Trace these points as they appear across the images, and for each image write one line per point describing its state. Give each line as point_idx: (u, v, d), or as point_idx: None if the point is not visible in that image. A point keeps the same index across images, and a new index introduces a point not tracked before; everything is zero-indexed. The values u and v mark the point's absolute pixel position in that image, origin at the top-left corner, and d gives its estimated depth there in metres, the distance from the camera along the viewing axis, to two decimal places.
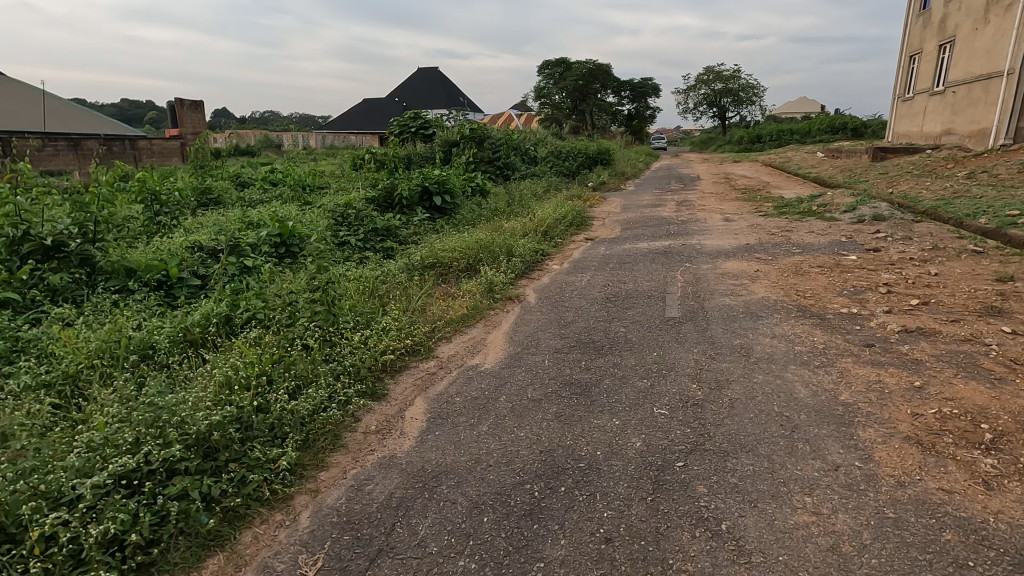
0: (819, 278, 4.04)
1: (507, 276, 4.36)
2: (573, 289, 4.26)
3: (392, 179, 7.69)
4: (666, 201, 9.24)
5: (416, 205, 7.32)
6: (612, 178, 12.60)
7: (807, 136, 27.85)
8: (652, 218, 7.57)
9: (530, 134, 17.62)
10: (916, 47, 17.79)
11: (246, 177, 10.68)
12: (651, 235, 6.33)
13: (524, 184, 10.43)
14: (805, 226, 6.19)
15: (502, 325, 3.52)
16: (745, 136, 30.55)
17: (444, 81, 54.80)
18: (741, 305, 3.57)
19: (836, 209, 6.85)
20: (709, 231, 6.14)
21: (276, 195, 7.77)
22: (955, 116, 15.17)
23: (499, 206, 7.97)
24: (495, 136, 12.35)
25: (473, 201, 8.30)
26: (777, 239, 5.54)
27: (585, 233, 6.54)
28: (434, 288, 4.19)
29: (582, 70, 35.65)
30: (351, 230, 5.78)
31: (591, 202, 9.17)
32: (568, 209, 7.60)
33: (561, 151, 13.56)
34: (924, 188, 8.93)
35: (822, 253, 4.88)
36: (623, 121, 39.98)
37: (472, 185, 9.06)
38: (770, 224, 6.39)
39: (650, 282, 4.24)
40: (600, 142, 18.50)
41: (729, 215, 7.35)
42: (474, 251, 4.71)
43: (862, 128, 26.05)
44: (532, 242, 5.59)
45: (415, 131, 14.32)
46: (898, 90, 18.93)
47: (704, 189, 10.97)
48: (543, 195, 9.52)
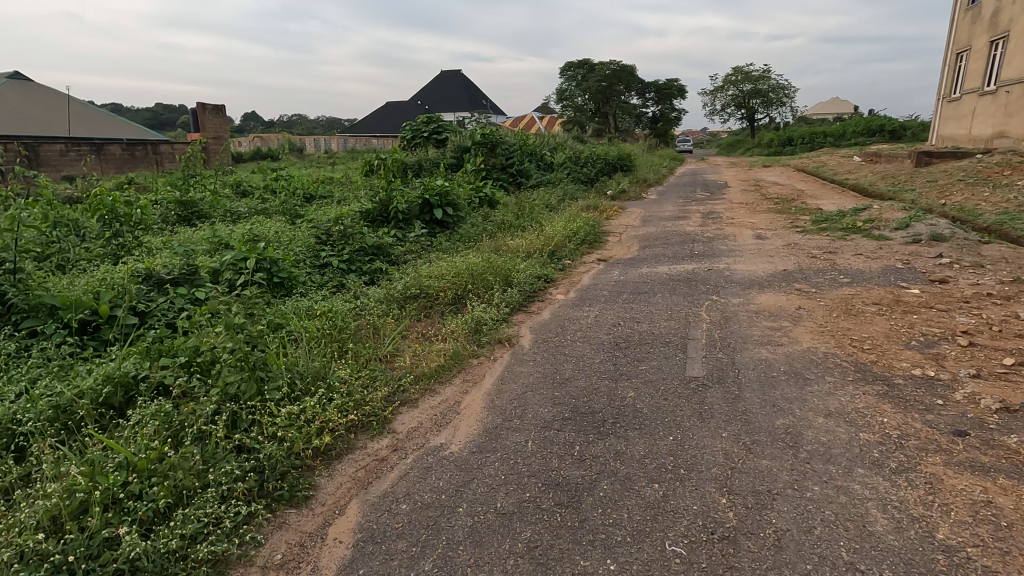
0: (878, 321, 3.31)
1: (499, 312, 3.73)
2: (577, 327, 3.61)
3: (391, 189, 7.14)
4: (691, 213, 8.50)
5: (415, 218, 6.75)
6: (633, 185, 11.88)
7: (842, 139, 26.61)
8: (675, 233, 6.86)
9: (548, 138, 16.99)
10: (965, 44, 16.63)
11: (247, 185, 10.26)
12: (673, 254, 5.64)
13: (537, 193, 9.81)
14: (850, 246, 5.43)
15: (484, 381, 2.89)
16: (775, 138, 29.37)
17: (466, 84, 54.47)
18: (782, 360, 2.86)
19: (884, 225, 6.06)
20: (738, 251, 5.42)
21: (269, 207, 7.30)
22: (1009, 118, 14.04)
23: (506, 220, 7.35)
24: (509, 141, 11.74)
25: (480, 213, 7.69)
26: (819, 264, 4.80)
27: (598, 252, 5.89)
28: (410, 328, 3.59)
29: (606, 72, 34.87)
30: (336, 250, 5.23)
31: (609, 213, 8.50)
32: (582, 224, 6.96)
33: (579, 156, 12.89)
34: (982, 200, 8.02)
35: (875, 284, 4.13)
36: (647, 124, 39.06)
37: (480, 195, 8.47)
38: (809, 244, 5.64)
39: (669, 320, 3.55)
40: (621, 146, 17.75)
41: (760, 231, 6.60)
42: (465, 280, 4.09)
43: (901, 131, 24.73)
44: (535, 265, 4.96)
45: (427, 136, 13.81)
46: (944, 91, 17.76)
47: (733, 198, 10.18)
48: (557, 206, 8.90)
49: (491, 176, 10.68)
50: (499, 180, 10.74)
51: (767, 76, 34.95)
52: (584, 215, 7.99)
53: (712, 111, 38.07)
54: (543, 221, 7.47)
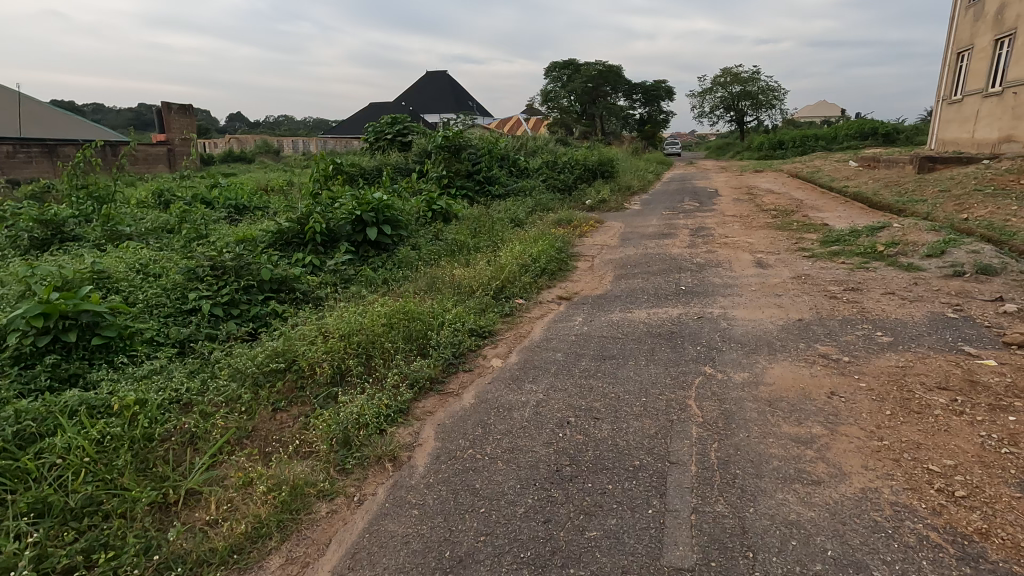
0: (960, 429, 2.16)
1: (393, 403, 2.54)
2: (506, 426, 2.43)
3: (317, 201, 5.93)
4: (678, 229, 7.39)
5: (343, 240, 5.54)
6: (615, 194, 10.73)
7: (834, 142, 25.79)
8: (657, 257, 5.70)
9: (527, 141, 15.85)
10: (966, 43, 15.72)
11: (173, 194, 8.95)
12: (653, 289, 4.48)
13: (504, 205, 8.64)
14: (874, 281, 4.30)
15: (320, 560, 1.71)
16: (766, 141, 28.40)
17: (450, 85, 53.14)
18: (824, 523, 1.70)
19: (912, 251, 4.95)
20: (736, 287, 4.27)
21: (168, 221, 6.00)
22: (1016, 122, 13.15)
23: (457, 238, 6.19)
24: (477, 144, 10.55)
25: (429, 230, 6.50)
26: (842, 309, 3.65)
27: (562, 284, 4.72)
28: (256, 427, 2.43)
29: (592, 72, 33.89)
30: (211, 285, 3.96)
31: (583, 229, 7.34)
32: (544, 244, 5.80)
33: (557, 161, 11.76)
34: (1010, 215, 7.00)
35: (928, 347, 2.99)
36: (635, 126, 38.11)
37: (433, 206, 7.27)
38: (823, 276, 4.51)
39: (640, 419, 2.38)
40: (605, 150, 16.65)
41: (760, 255, 5.47)
42: (357, 344, 2.90)
43: (895, 135, 23.96)
44: (471, 309, 3.79)
45: (391, 138, 12.57)
46: (944, 92, 16.84)
47: (725, 209, 9.09)
48: (524, 219, 7.76)
49: (454, 186, 9.49)
50: (463, 189, 9.53)
51: (757, 78, 34.09)
52: (553, 232, 6.84)
53: (701, 113, 37.13)
54: (502, 240, 6.32)
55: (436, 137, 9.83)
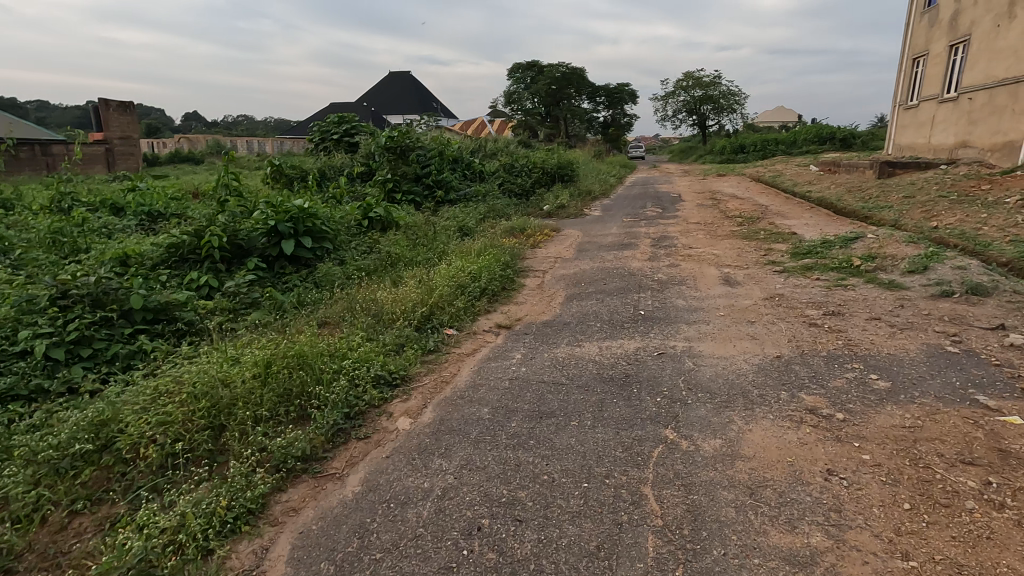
0: (1007, 535, 1.58)
1: (239, 503, 1.82)
2: (392, 536, 1.74)
3: (227, 206, 5.12)
4: (640, 238, 6.84)
5: (253, 254, 4.75)
6: (574, 200, 10.16)
7: (793, 147, 26.06)
8: (614, 271, 5.11)
9: (486, 143, 15.19)
10: (922, 50, 15.83)
11: (78, 198, 7.91)
12: (608, 314, 3.86)
13: (453, 212, 7.96)
14: (856, 303, 3.79)
15: None
16: (728, 145, 28.48)
17: (413, 85, 52.08)
18: None
19: (891, 266, 4.49)
20: (702, 313, 3.69)
21: (44, 232, 5.06)
22: (971, 127, 13.20)
23: (393, 251, 5.47)
24: (428, 145, 9.83)
25: (362, 242, 5.75)
26: (825, 341, 3.10)
27: (503, 308, 4.06)
28: (25, 551, 1.68)
29: (555, 74, 33.50)
30: (52, 320, 3.12)
31: (536, 240, 6.72)
32: (489, 257, 5.14)
33: (514, 164, 11.14)
34: (980, 223, 6.71)
35: (935, 395, 2.44)
36: (599, 129, 37.96)
37: (371, 212, 6.52)
38: (798, 298, 3.97)
39: (577, 522, 1.73)
40: (568, 153, 16.15)
41: (727, 271, 4.93)
42: (209, 411, 2.17)
43: (851, 140, 24.32)
44: (385, 347, 3.08)
45: (338, 138, 11.71)
46: (900, 98, 16.97)
47: (689, 216, 8.63)
48: (475, 227, 7.10)
49: (400, 190, 8.75)
50: (410, 193, 8.80)
51: (718, 82, 34.30)
52: (503, 243, 6.18)
53: (664, 117, 37.20)
54: (444, 251, 5.63)
55: (381, 138, 9.09)
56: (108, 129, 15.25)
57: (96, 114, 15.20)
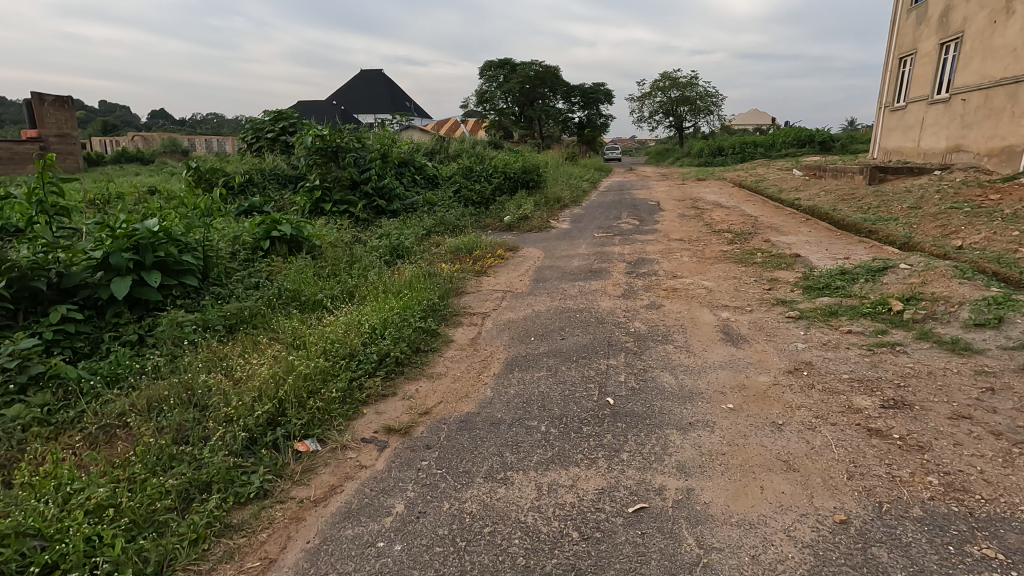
0: None
1: None
2: None
3: (43, 227, 3.70)
4: (613, 261, 5.61)
5: (66, 303, 3.37)
6: (541, 210, 8.90)
7: (772, 149, 25.38)
8: (576, 316, 3.85)
9: (448, 145, 13.88)
10: (909, 48, 15.02)
11: None
12: (561, 400, 2.59)
13: (392, 227, 6.65)
14: (922, 384, 2.59)
15: None
16: (706, 147, 27.66)
17: (385, 84, 50.48)
18: None
19: (946, 315, 3.33)
20: (701, 405, 2.44)
21: None
22: (966, 130, 12.37)
23: (286, 289, 4.13)
24: (369, 145, 8.48)
25: (250, 276, 4.40)
26: (910, 476, 1.87)
27: (409, 389, 2.75)
28: None
29: (528, 73, 32.32)
30: None
31: (485, 265, 5.44)
32: (411, 297, 3.83)
33: (473, 168, 9.85)
34: (1013, 242, 5.65)
35: None
36: (574, 131, 36.94)
37: (274, 229, 5.14)
38: (836, 371, 2.76)
39: None
40: (538, 157, 14.94)
41: (725, 316, 3.72)
42: None
43: (830, 143, 23.76)
44: (154, 508, 1.76)
45: (273, 137, 10.26)
46: (886, 100, 16.16)
47: (671, 229, 7.46)
48: (412, 251, 5.82)
49: (331, 198, 7.36)
50: (345, 202, 7.43)
51: (695, 83, 33.51)
52: (439, 272, 4.88)
53: (640, 118, 36.29)
54: (357, 284, 4.31)
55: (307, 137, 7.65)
56: (42, 126, 13.41)
57: (28, 109, 13.35)
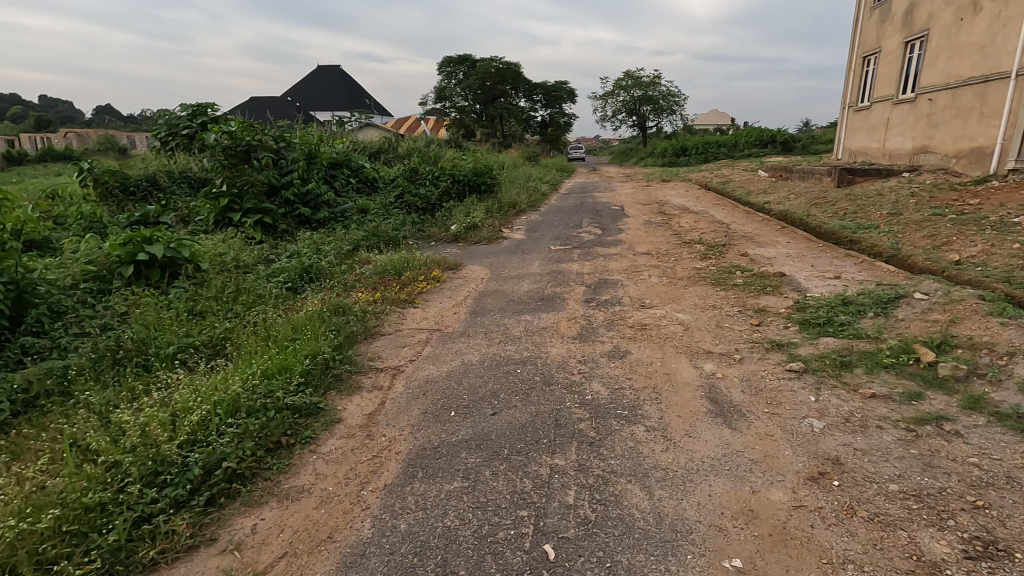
0: None
1: None
2: None
3: None
4: (569, 283, 4.73)
5: None
6: (493, 217, 7.95)
7: (734, 149, 25.15)
8: (517, 371, 2.91)
9: (397, 143, 12.81)
10: (872, 47, 14.69)
11: None
12: (475, 550, 1.64)
13: (310, 243, 5.61)
14: (1007, 502, 1.76)
15: None
16: (669, 146, 27.27)
17: (343, 81, 48.75)
18: None
19: (995, 372, 2.54)
20: (690, 562, 1.54)
21: None
22: (933, 130, 12.02)
23: (132, 340, 3.09)
24: (294, 143, 7.37)
25: (89, 317, 3.33)
26: None
27: (241, 527, 1.77)
28: None
29: (489, 70, 31.37)
30: None
31: (414, 291, 4.46)
32: (293, 352, 2.84)
33: (419, 169, 8.84)
34: (1016, 256, 5.01)
35: None
36: (537, 129, 36.20)
37: (143, 250, 4.06)
38: (878, 475, 1.91)
39: None
40: (497, 157, 14.04)
41: (710, 370, 2.85)
42: None
43: (792, 143, 23.67)
44: None
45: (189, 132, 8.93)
46: (850, 99, 15.84)
47: (637, 240, 6.64)
48: (328, 274, 4.81)
49: (243, 204, 6.22)
50: (260, 211, 6.33)
51: (657, 82, 33.15)
52: (349, 304, 3.88)
53: (603, 117, 35.77)
54: (234, 328, 3.29)
55: (214, 126, 6.30)
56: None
57: None
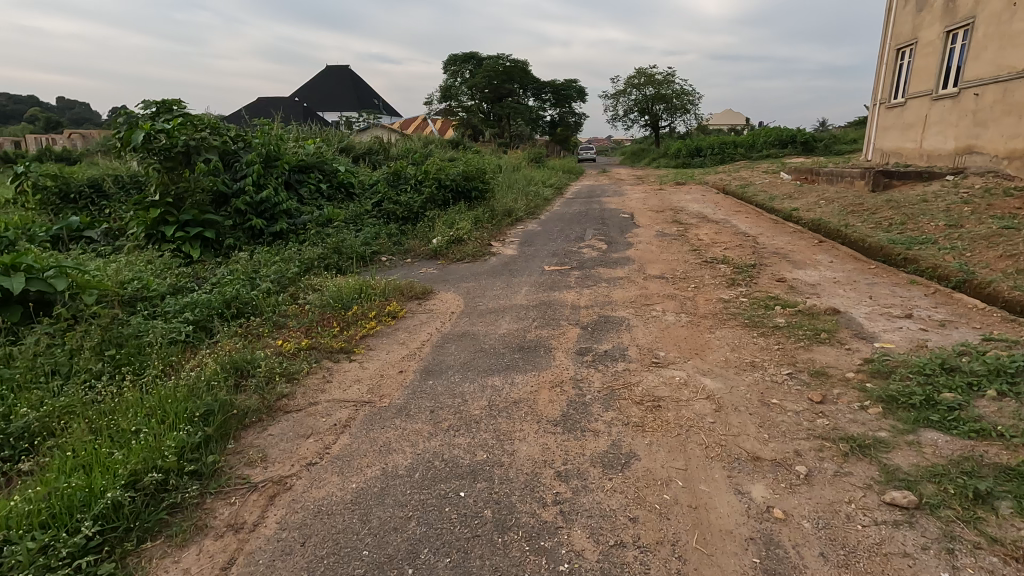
0: None
1: None
2: None
3: None
4: (559, 322, 3.70)
5: None
6: (482, 228, 6.93)
7: (752, 150, 23.90)
8: (460, 494, 1.89)
9: (389, 143, 11.87)
10: (908, 38, 13.43)
11: None
12: None
13: (250, 264, 4.64)
14: None
15: None
16: (682, 147, 26.07)
17: (351, 81, 48.15)
18: None
19: None
20: None
21: None
22: (979, 129, 10.79)
23: None
24: (253, 144, 6.42)
25: None
26: None
27: None
28: None
29: (495, 68, 30.44)
30: None
31: (356, 335, 3.43)
32: (109, 467, 1.84)
33: (402, 171, 7.84)
34: None
35: None
36: (546, 129, 35.17)
37: None
38: None
39: None
40: (498, 159, 13.06)
41: (761, 500, 1.81)
42: None
43: (813, 143, 22.39)
44: None
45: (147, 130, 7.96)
46: (882, 96, 14.59)
47: (648, 258, 5.59)
48: (257, 309, 3.83)
49: (179, 216, 5.26)
50: (201, 223, 5.39)
51: (671, 80, 31.90)
52: (255, 360, 2.87)
53: (615, 117, 34.62)
54: (69, 408, 2.31)
55: (145, 123, 5.32)
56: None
57: None
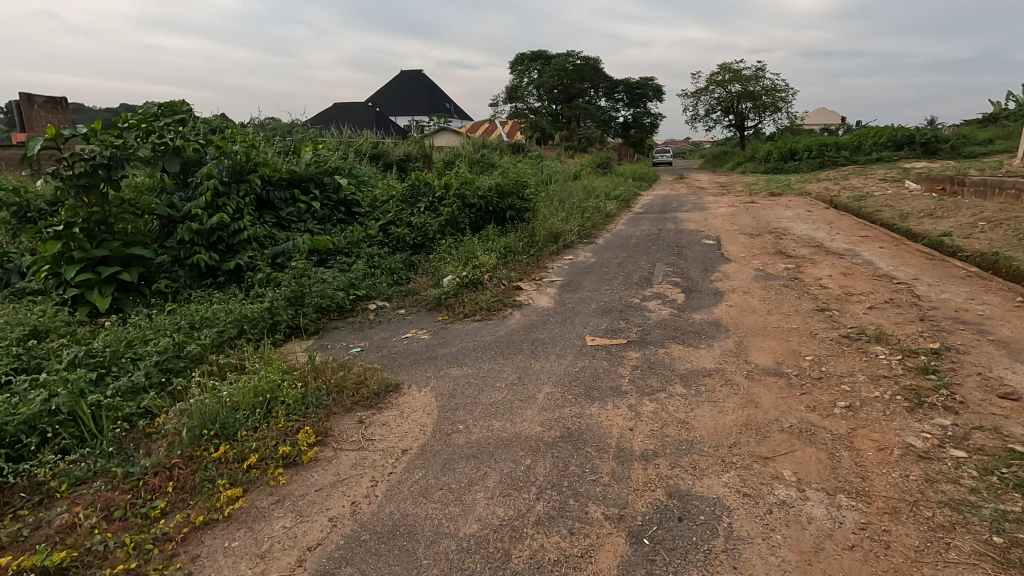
0: None
1: None
2: None
3: None
4: (585, 505, 1.88)
5: None
6: (512, 263, 5.19)
7: (859, 151, 20.58)
8: None
9: (429, 148, 10.36)
10: None
11: None
12: None
13: (142, 335, 3.14)
14: None
15: None
16: (773, 148, 23.04)
17: (422, 85, 47.88)
18: None
19: None
20: None
21: None
22: None
23: None
24: (218, 153, 4.99)
25: None
26: None
27: None
28: None
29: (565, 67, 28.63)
30: None
31: (184, 527, 1.80)
32: None
33: (420, 184, 6.22)
34: None
35: None
36: (618, 132, 32.87)
37: None
38: None
39: None
40: (555, 166, 11.27)
41: None
42: None
43: (936, 144, 18.89)
44: None
45: None
46: None
47: (750, 326, 3.62)
48: (78, 435, 2.29)
49: (91, 251, 3.89)
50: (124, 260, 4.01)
51: (760, 75, 28.69)
52: None
53: (694, 117, 31.75)
54: None
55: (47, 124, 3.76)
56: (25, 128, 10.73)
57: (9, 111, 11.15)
